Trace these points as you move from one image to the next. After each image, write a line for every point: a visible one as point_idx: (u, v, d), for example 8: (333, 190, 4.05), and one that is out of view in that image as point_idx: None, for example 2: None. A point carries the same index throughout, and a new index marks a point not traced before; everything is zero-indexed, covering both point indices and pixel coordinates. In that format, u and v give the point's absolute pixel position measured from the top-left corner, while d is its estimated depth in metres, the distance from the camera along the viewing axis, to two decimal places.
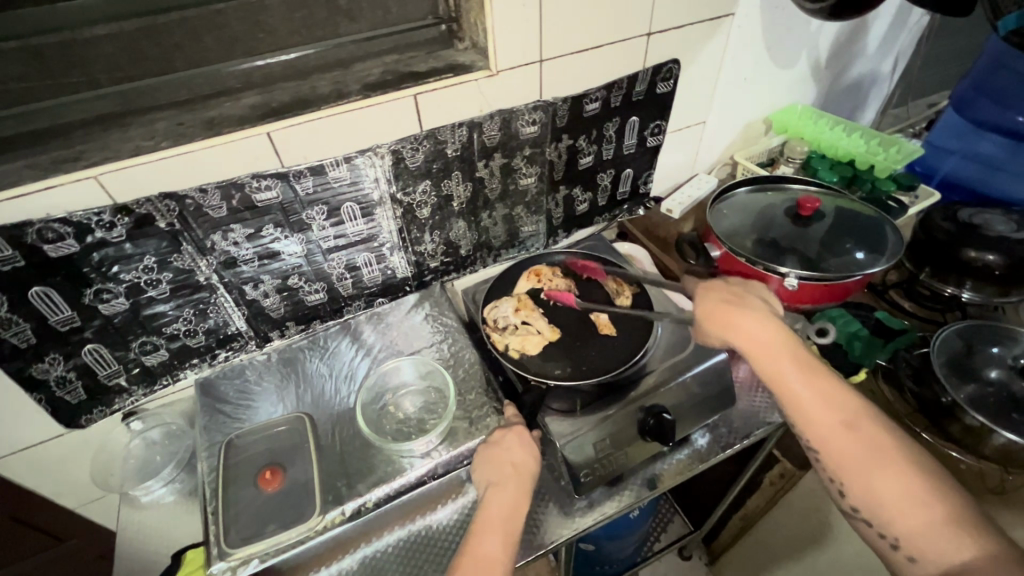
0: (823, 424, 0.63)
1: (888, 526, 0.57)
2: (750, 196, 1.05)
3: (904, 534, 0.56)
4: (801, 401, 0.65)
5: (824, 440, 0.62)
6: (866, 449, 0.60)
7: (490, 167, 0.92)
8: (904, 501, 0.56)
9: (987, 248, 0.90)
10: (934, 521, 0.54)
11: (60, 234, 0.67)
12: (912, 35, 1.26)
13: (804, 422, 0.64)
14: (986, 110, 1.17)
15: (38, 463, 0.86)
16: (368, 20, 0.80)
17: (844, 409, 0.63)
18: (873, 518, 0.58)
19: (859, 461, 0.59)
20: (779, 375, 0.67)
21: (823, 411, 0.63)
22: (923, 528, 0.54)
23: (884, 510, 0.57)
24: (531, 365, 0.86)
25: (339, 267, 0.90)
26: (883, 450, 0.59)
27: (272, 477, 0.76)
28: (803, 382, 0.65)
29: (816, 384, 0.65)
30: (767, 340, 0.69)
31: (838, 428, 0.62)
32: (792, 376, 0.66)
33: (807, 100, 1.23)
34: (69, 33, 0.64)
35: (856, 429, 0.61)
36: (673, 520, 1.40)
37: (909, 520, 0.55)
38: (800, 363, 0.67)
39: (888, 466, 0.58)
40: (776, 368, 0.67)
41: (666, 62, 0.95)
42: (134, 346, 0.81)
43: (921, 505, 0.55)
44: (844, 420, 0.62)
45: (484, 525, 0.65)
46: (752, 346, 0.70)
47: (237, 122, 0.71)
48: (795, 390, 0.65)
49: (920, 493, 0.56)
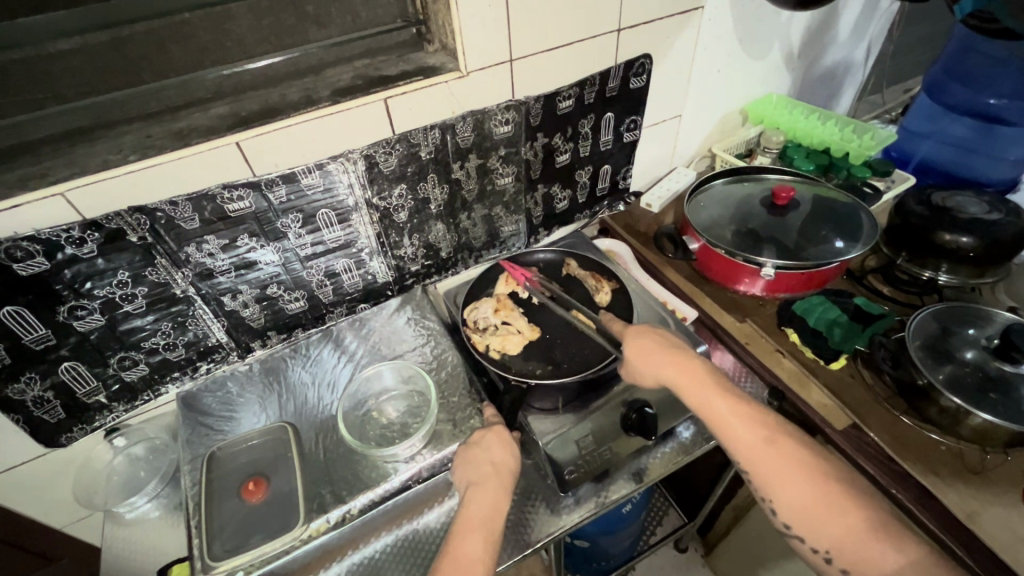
0: (746, 443, 0.66)
1: (818, 539, 0.60)
2: (727, 187, 1.06)
3: (835, 547, 0.59)
4: (725, 424, 0.67)
5: (750, 459, 0.65)
6: (789, 463, 0.63)
7: (466, 168, 0.92)
8: (830, 513, 0.59)
9: (962, 231, 0.91)
10: (859, 532, 0.58)
11: (30, 252, 0.66)
12: (883, 22, 1.27)
13: (729, 443, 0.67)
14: (958, 95, 1.19)
15: (19, 483, 0.85)
16: (338, 26, 0.79)
17: (764, 426, 0.66)
18: (804, 533, 0.61)
19: (785, 476, 0.62)
20: (704, 402, 0.70)
21: (745, 432, 0.66)
22: (850, 539, 0.58)
23: (812, 524, 0.60)
24: (512, 365, 0.87)
25: (318, 275, 0.90)
26: (805, 463, 0.62)
27: (256, 488, 0.76)
28: (725, 407, 0.68)
29: (737, 407, 0.68)
30: (691, 371, 0.72)
31: (761, 446, 0.65)
32: (716, 402, 0.69)
33: (781, 90, 1.24)
34: (31, 49, 0.63)
35: (779, 446, 0.64)
36: (668, 513, 1.42)
37: (838, 533, 0.59)
38: (724, 391, 0.70)
39: (810, 479, 0.61)
40: (700, 398, 0.70)
41: (638, 57, 0.95)
42: (112, 362, 0.81)
43: (848, 518, 0.59)
44: (765, 438, 0.65)
45: (464, 526, 0.65)
46: (681, 379, 0.72)
47: (205, 132, 0.70)
48: (720, 416, 0.68)
49: (844, 504, 0.59)
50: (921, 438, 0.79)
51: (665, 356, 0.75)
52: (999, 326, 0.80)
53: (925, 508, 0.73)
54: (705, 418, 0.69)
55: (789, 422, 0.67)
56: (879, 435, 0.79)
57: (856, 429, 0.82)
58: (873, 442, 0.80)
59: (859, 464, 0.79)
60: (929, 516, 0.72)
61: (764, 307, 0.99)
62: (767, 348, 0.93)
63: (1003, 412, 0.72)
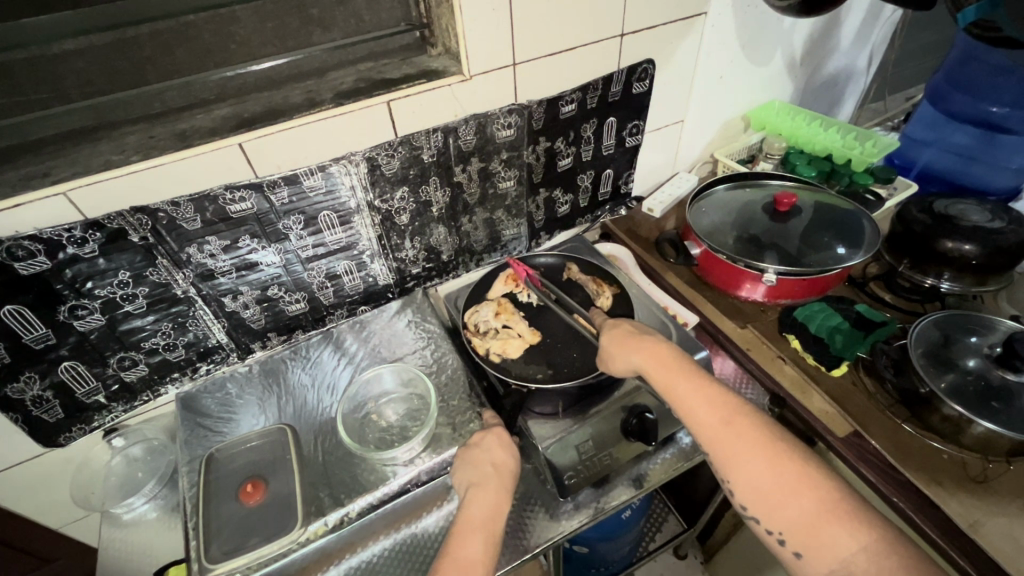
0: (709, 425, 0.65)
1: (772, 521, 0.59)
2: (729, 193, 1.06)
3: (789, 529, 0.58)
4: (689, 406, 0.67)
5: (711, 440, 0.64)
6: (746, 443, 0.62)
7: (468, 171, 0.92)
8: (785, 494, 0.58)
9: (965, 239, 0.91)
10: (813, 513, 0.57)
11: (31, 251, 0.66)
12: (886, 29, 1.27)
13: (692, 425, 0.67)
14: (960, 102, 1.19)
15: (17, 483, 0.85)
16: (341, 29, 0.79)
17: (725, 407, 0.65)
18: (759, 515, 0.60)
19: (743, 456, 0.62)
20: (670, 386, 0.69)
21: (706, 414, 0.65)
22: (803, 521, 0.57)
23: (767, 505, 0.59)
24: (513, 368, 0.87)
25: (319, 276, 0.90)
26: (764, 443, 0.62)
27: (254, 490, 0.75)
28: (690, 391, 0.68)
29: (702, 390, 0.67)
30: (662, 358, 0.72)
31: (722, 427, 0.64)
32: (681, 385, 0.69)
33: (783, 96, 1.24)
34: (36, 49, 0.63)
35: (738, 427, 0.63)
36: (667, 519, 1.39)
37: (792, 515, 0.58)
38: (689, 374, 0.69)
39: (767, 459, 0.60)
40: (667, 382, 0.70)
41: (640, 63, 0.95)
42: (112, 362, 0.81)
43: (803, 499, 0.58)
44: (725, 419, 0.64)
45: (465, 527, 0.65)
46: (652, 365, 0.72)
47: (208, 133, 0.70)
48: (685, 399, 0.68)
49: (800, 485, 0.58)
50: (922, 446, 0.78)
51: (638, 345, 0.75)
52: (1001, 334, 0.80)
53: (926, 516, 0.73)
54: (672, 403, 0.69)
55: (752, 404, 0.66)
56: (881, 444, 0.79)
57: (858, 436, 0.81)
58: (875, 451, 0.79)
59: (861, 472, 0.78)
60: (931, 525, 0.72)
61: (765, 314, 0.99)
62: (768, 354, 0.93)
63: (1006, 421, 0.71)
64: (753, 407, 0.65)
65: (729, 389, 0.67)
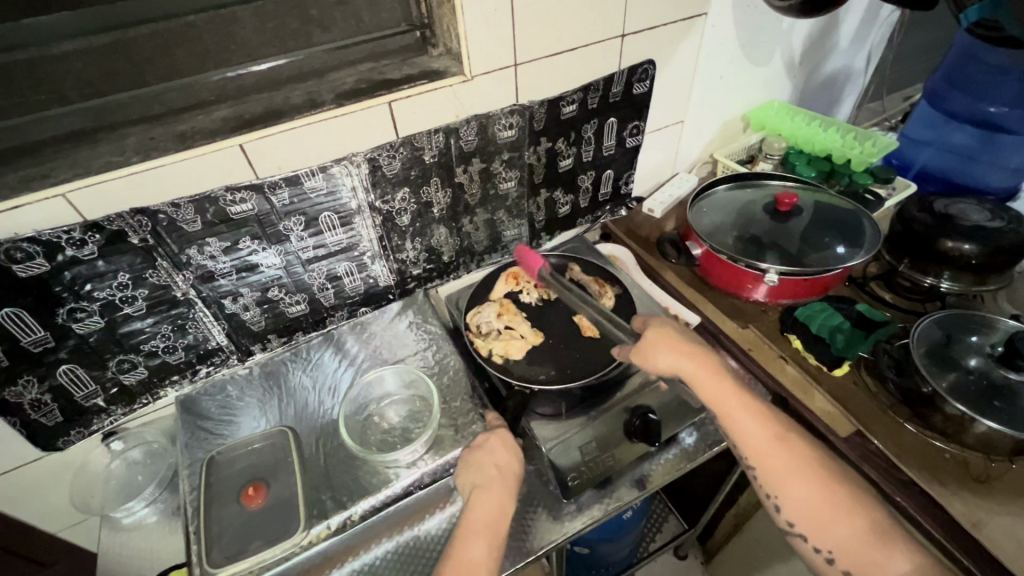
0: (762, 447, 0.70)
1: (822, 539, 0.64)
2: (730, 194, 1.06)
3: (838, 547, 0.63)
4: (742, 425, 0.71)
5: (765, 460, 0.69)
6: (801, 466, 0.67)
7: (469, 172, 0.91)
8: (837, 515, 0.64)
9: (965, 238, 0.91)
10: (863, 535, 0.62)
11: (30, 254, 0.65)
12: (884, 30, 1.28)
13: (744, 443, 0.71)
14: (960, 102, 1.19)
15: (15, 487, 0.84)
16: (341, 29, 0.79)
17: (778, 430, 0.70)
18: (809, 532, 0.65)
19: (799, 478, 0.67)
20: (723, 402, 0.73)
21: (760, 434, 0.70)
22: (853, 540, 0.62)
23: (818, 524, 0.64)
24: (515, 369, 0.86)
25: (320, 278, 0.89)
26: (816, 466, 0.67)
27: (255, 493, 0.75)
28: (743, 409, 0.72)
29: (756, 412, 0.72)
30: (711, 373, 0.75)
31: (775, 450, 0.69)
32: (732, 403, 0.73)
33: (782, 96, 1.24)
34: (34, 50, 0.63)
35: (792, 450, 0.68)
36: (667, 519, 1.39)
37: (844, 534, 0.63)
38: (740, 394, 0.73)
39: (821, 481, 0.66)
40: (718, 398, 0.73)
41: (641, 63, 0.95)
42: (111, 364, 0.80)
43: (854, 520, 0.63)
44: (779, 440, 0.69)
45: (467, 530, 0.65)
46: (702, 379, 0.75)
47: (208, 135, 0.70)
48: (735, 420, 0.72)
49: (852, 508, 0.64)
50: (924, 446, 0.79)
51: (688, 352, 0.77)
52: (1002, 334, 0.81)
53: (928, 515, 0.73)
54: (723, 420, 0.73)
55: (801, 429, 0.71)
56: (884, 444, 0.79)
57: (859, 436, 0.81)
58: (878, 450, 0.79)
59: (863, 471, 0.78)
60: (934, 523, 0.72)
61: (766, 314, 0.99)
62: (769, 354, 0.93)
63: (1008, 420, 0.72)
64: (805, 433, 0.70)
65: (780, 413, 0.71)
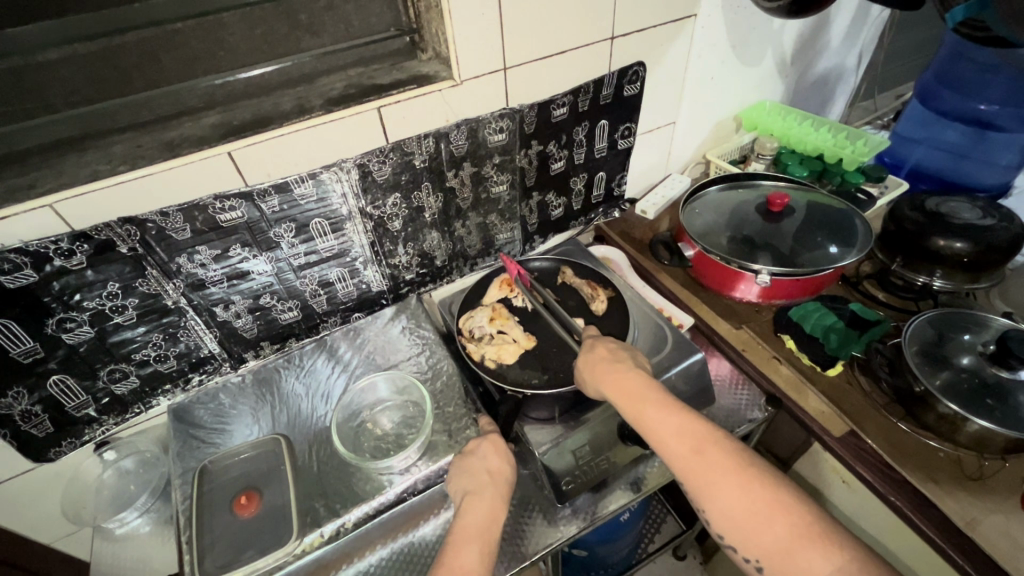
0: (679, 457, 0.64)
1: (749, 549, 0.59)
2: (722, 195, 1.06)
3: (766, 556, 0.58)
4: (661, 436, 0.66)
5: (683, 471, 0.64)
6: (716, 470, 0.62)
7: (460, 176, 0.91)
8: (758, 520, 0.58)
9: (956, 236, 0.91)
10: (788, 538, 0.56)
11: (17, 264, 0.65)
12: (874, 29, 1.28)
13: (665, 455, 0.66)
14: (949, 100, 1.19)
15: (6, 499, 0.84)
16: (331, 35, 0.78)
17: (693, 434, 0.65)
18: (737, 543, 0.60)
19: (716, 484, 0.61)
20: (641, 416, 0.68)
21: (675, 442, 0.65)
22: (779, 547, 0.57)
23: (741, 533, 0.59)
24: (508, 373, 0.86)
25: (312, 284, 0.89)
26: (730, 468, 0.61)
27: (248, 502, 0.75)
28: (659, 418, 0.67)
29: (670, 418, 0.67)
30: (627, 387, 0.71)
31: (691, 456, 0.63)
32: (649, 412, 0.68)
33: (774, 96, 1.25)
34: (20, 59, 0.62)
35: (708, 454, 0.63)
36: (666, 520, 1.38)
37: (767, 542, 0.57)
38: (657, 402, 0.68)
39: (738, 484, 0.60)
40: (635, 411, 0.69)
41: (631, 65, 0.95)
42: (102, 374, 0.80)
43: (775, 524, 0.57)
44: (693, 447, 0.64)
45: (461, 536, 0.65)
46: (617, 396, 0.71)
47: (196, 142, 0.69)
48: (655, 427, 0.67)
49: (770, 509, 0.58)
50: (918, 445, 0.78)
51: (611, 370, 0.73)
52: (994, 332, 0.81)
53: (923, 515, 0.73)
54: (645, 435, 0.68)
55: (721, 428, 0.65)
56: (877, 444, 0.79)
57: (854, 436, 0.81)
58: (871, 450, 0.79)
59: (857, 471, 0.78)
60: (927, 523, 0.72)
61: (760, 314, 0.99)
62: (763, 355, 0.93)
63: (1000, 419, 0.72)
64: (721, 432, 0.65)
65: (697, 415, 0.66)
